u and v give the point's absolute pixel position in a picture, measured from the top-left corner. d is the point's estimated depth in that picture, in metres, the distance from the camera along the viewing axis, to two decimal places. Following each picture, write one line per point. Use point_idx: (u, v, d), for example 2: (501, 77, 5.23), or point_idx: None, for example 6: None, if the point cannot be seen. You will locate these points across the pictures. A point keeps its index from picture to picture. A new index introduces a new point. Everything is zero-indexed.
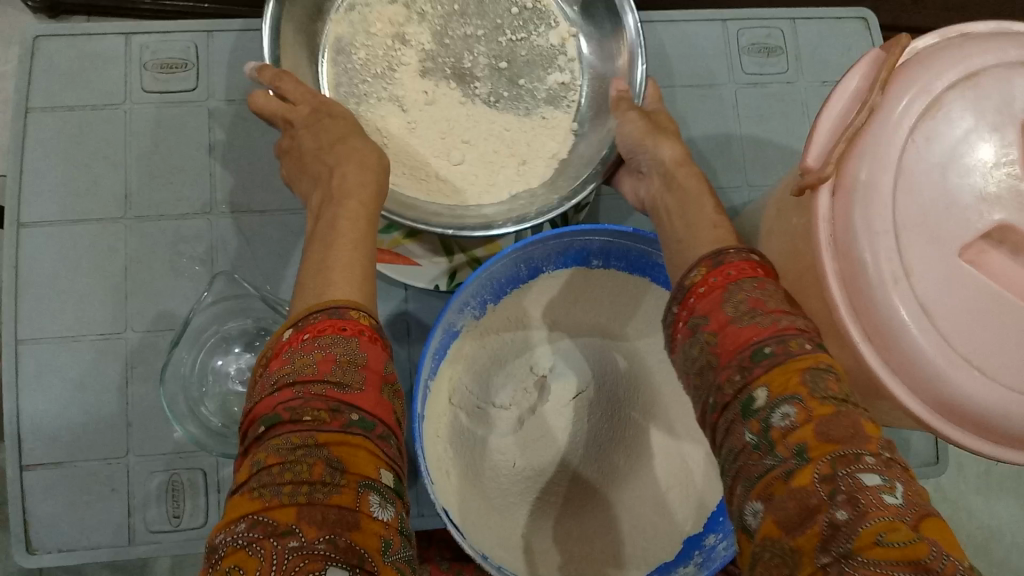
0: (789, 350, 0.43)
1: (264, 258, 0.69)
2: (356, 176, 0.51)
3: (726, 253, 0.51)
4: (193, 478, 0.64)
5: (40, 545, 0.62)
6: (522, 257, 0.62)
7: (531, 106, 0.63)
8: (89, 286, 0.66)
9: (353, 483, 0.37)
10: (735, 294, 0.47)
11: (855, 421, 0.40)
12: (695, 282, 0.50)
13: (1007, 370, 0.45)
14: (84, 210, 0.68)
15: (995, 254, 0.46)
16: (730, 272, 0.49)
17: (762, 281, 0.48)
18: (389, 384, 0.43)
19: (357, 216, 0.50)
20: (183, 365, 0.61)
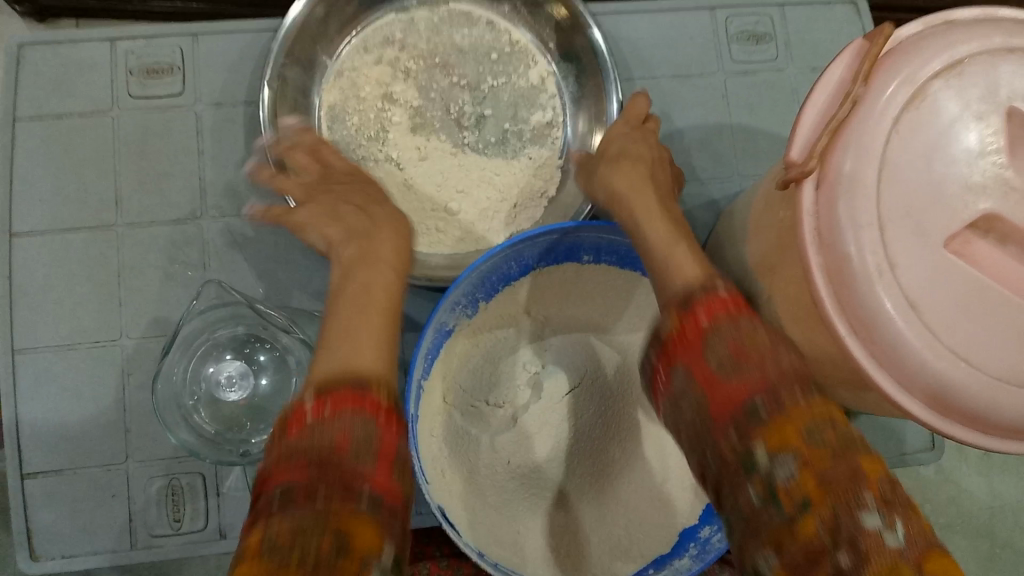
0: (781, 399, 0.43)
1: (255, 262, 0.68)
2: (393, 244, 0.59)
3: (693, 295, 0.50)
4: (192, 482, 0.64)
5: (43, 552, 0.63)
6: (513, 255, 0.62)
7: (518, 147, 0.72)
8: (82, 294, 0.67)
9: (362, 558, 0.36)
10: (716, 343, 0.46)
11: (853, 468, 0.39)
12: (671, 333, 0.49)
13: (991, 358, 0.45)
14: (75, 219, 0.68)
15: (981, 244, 0.47)
16: (704, 320, 0.48)
17: (742, 323, 0.47)
18: (400, 463, 0.43)
19: (388, 284, 0.56)
20: (176, 379, 0.62)
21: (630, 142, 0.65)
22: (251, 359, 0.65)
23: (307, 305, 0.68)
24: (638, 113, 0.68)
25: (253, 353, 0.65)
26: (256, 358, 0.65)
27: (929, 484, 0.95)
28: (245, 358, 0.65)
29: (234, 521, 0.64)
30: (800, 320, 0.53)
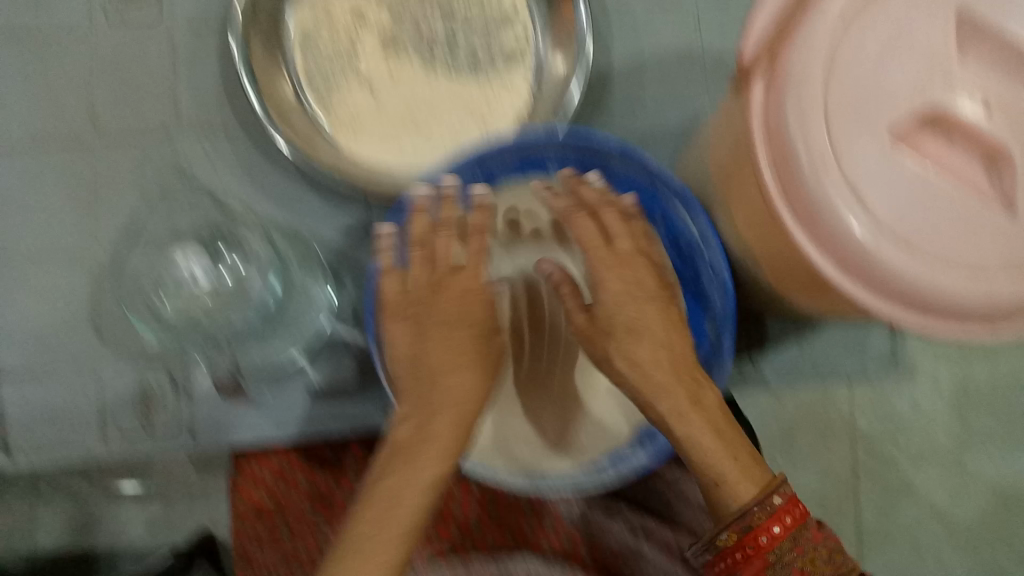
0: None
1: (226, 174, 0.69)
2: (444, 425, 0.58)
3: (750, 509, 0.51)
4: (162, 383, 0.67)
5: (17, 448, 0.66)
6: (476, 161, 0.63)
7: (492, 70, 0.69)
8: (57, 203, 0.69)
9: None
10: (780, 567, 0.50)
11: None
12: (727, 543, 0.52)
13: (933, 242, 0.46)
14: (48, 131, 0.69)
15: (931, 139, 0.47)
16: (765, 539, 0.51)
17: (798, 540, 0.51)
18: None
19: (428, 482, 0.56)
20: (144, 266, 0.68)
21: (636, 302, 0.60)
22: (212, 250, 0.68)
23: (278, 218, 0.69)
24: (619, 236, 0.62)
25: (213, 245, 0.68)
26: (217, 250, 0.68)
27: (914, 427, 0.96)
28: (206, 250, 0.68)
29: (202, 417, 0.67)
30: (753, 215, 0.55)
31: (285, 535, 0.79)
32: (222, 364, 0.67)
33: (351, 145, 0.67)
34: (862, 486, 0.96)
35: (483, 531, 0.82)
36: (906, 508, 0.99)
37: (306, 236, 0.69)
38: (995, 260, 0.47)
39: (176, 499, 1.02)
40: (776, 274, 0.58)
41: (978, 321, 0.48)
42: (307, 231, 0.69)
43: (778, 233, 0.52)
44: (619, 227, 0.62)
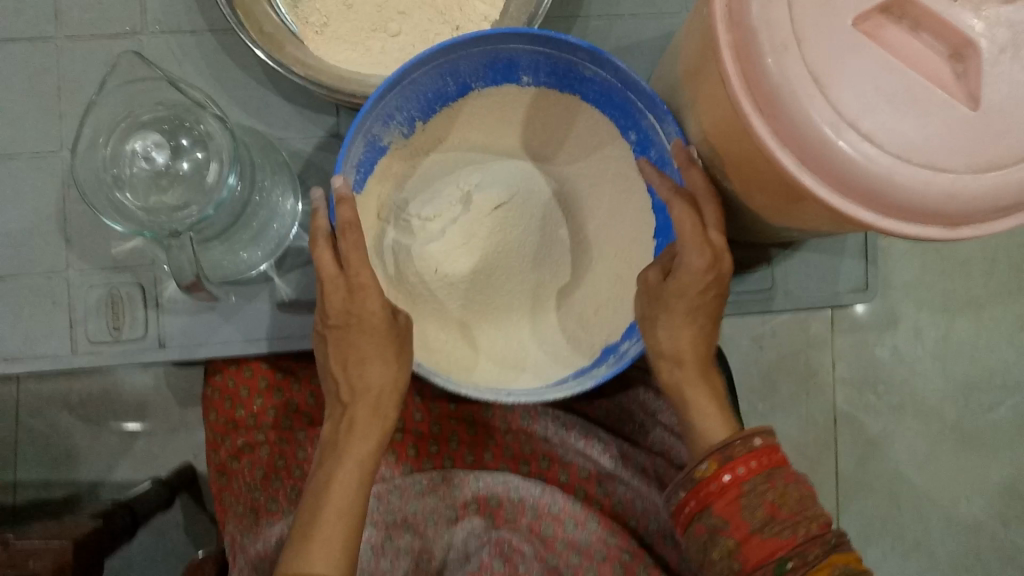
0: (809, 561, 0.51)
1: (195, 75, 0.74)
2: (366, 436, 0.60)
3: (733, 443, 0.56)
4: (131, 293, 0.73)
5: None
6: (447, 68, 0.63)
7: None
8: (26, 106, 0.73)
9: None
10: (753, 497, 0.54)
11: None
12: (705, 475, 0.56)
13: (896, 136, 0.45)
14: (15, 30, 0.73)
15: (894, 29, 0.46)
16: (741, 469, 0.55)
17: (773, 477, 0.54)
18: None
19: (351, 479, 0.59)
20: (97, 153, 0.64)
21: (715, 288, 0.60)
22: (174, 140, 0.64)
23: (249, 123, 0.74)
24: (712, 226, 0.59)
25: (176, 134, 0.65)
26: (179, 140, 0.64)
27: (884, 364, 1.04)
28: (166, 133, 0.64)
29: (169, 331, 0.73)
30: (717, 116, 0.55)
31: (264, 448, 0.75)
32: (187, 266, 0.61)
33: (319, 44, 0.70)
34: (840, 434, 1.04)
35: (462, 449, 0.80)
36: (875, 446, 1.04)
37: (274, 141, 0.74)
38: (960, 160, 0.45)
39: (159, 434, 1.02)
40: (742, 183, 0.58)
41: (938, 223, 0.48)
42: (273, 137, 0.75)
43: (743, 130, 0.52)
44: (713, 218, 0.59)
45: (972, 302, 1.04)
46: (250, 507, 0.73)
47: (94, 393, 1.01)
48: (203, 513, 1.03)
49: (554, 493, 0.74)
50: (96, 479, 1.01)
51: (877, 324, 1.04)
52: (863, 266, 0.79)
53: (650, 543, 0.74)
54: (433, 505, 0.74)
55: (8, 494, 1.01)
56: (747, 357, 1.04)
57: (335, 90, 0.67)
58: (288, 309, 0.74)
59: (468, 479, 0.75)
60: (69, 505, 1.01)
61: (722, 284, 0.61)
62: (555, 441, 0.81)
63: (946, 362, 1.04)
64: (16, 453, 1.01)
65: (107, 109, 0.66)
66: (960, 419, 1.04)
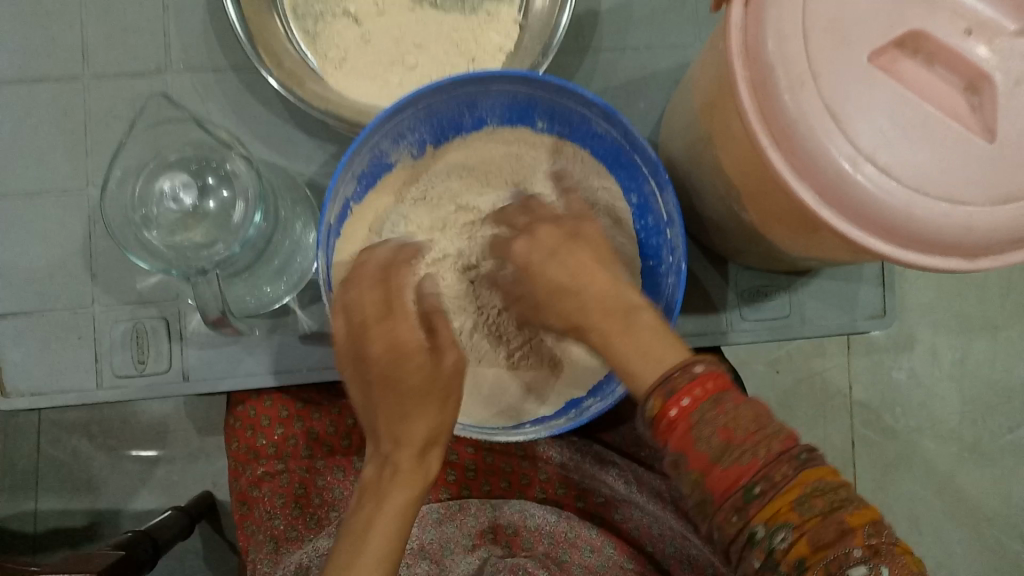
0: (774, 478, 0.43)
1: (216, 112, 0.75)
2: (406, 480, 0.56)
3: (674, 374, 0.48)
4: (155, 326, 0.74)
5: (13, 389, 0.73)
6: (467, 100, 0.65)
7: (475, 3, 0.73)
8: (53, 143, 0.75)
9: (790, 556, 0.41)
10: (704, 423, 0.45)
11: (842, 520, 0.41)
12: (654, 415, 0.48)
13: (914, 169, 0.45)
14: (43, 71, 0.75)
15: (908, 63, 0.47)
16: (694, 395, 0.46)
17: (726, 399, 0.46)
18: (704, 494, 0.45)
19: (390, 529, 0.55)
20: (125, 191, 0.65)
21: (546, 256, 0.58)
22: (201, 179, 0.66)
23: (269, 158, 0.76)
24: (542, 238, 0.59)
25: (202, 173, 0.66)
26: (205, 179, 0.66)
27: (902, 387, 1.04)
28: (193, 173, 0.66)
29: (194, 364, 0.74)
30: (735, 151, 0.55)
31: (284, 476, 0.76)
32: (212, 301, 0.62)
33: (336, 79, 0.71)
34: (858, 457, 1.03)
35: (479, 478, 0.80)
36: (894, 469, 1.04)
37: (295, 176, 0.76)
38: (978, 192, 0.45)
39: (177, 462, 1.02)
40: (760, 213, 0.58)
41: (958, 254, 0.47)
42: (294, 172, 0.76)
43: (761, 163, 0.52)
44: (546, 233, 0.59)
45: (989, 322, 1.03)
46: (270, 537, 0.74)
47: (114, 421, 1.02)
48: (222, 540, 1.03)
49: (571, 519, 0.75)
50: (115, 509, 1.02)
51: (893, 346, 1.04)
52: (879, 292, 0.79)
53: (668, 568, 0.73)
54: (451, 534, 0.75)
55: (29, 523, 1.02)
56: (765, 380, 1.04)
57: (354, 126, 0.69)
58: (310, 341, 0.75)
59: (486, 507, 0.77)
60: (90, 533, 1.01)
61: (561, 239, 0.58)
62: (571, 467, 0.81)
63: (964, 383, 1.03)
64: (37, 482, 1.02)
65: (134, 151, 0.67)
66: (979, 440, 1.03)
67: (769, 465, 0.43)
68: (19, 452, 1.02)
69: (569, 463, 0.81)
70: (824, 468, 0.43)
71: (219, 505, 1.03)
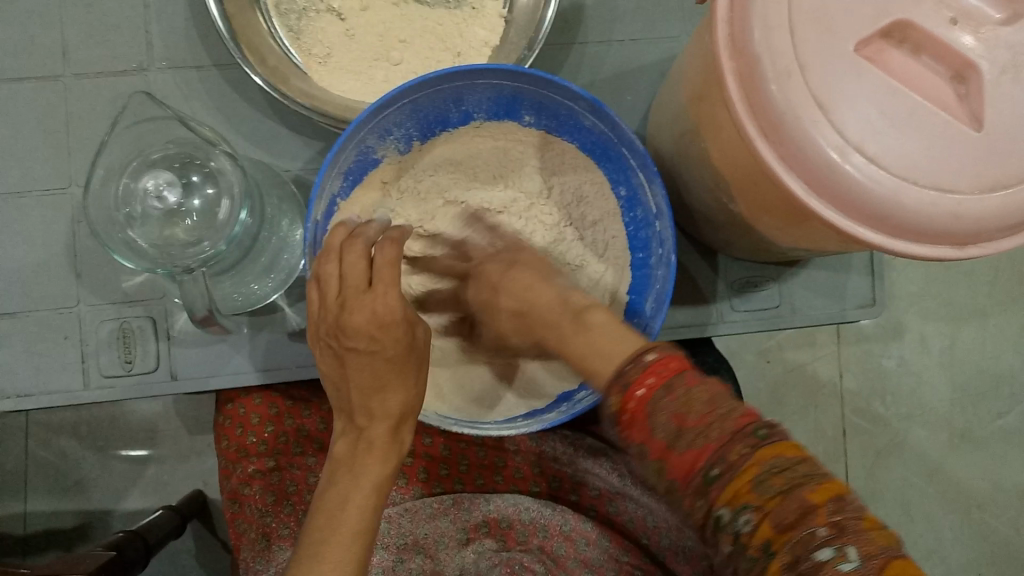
0: (733, 461, 0.42)
1: (200, 109, 0.75)
2: (382, 453, 0.57)
3: (626, 369, 0.47)
4: (142, 326, 0.74)
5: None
6: (453, 95, 0.64)
7: None
8: (35, 143, 0.75)
9: (756, 538, 0.40)
10: (660, 410, 0.45)
11: (803, 498, 0.40)
12: (613, 407, 0.47)
13: (902, 158, 0.45)
14: (23, 70, 0.75)
15: (895, 53, 0.47)
16: (647, 384, 0.46)
17: (680, 384, 0.45)
18: (667, 481, 0.45)
19: (364, 504, 0.56)
20: (109, 190, 0.64)
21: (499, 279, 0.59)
22: (185, 177, 0.65)
23: (255, 155, 0.75)
24: (493, 267, 0.61)
25: (186, 171, 0.66)
26: (190, 177, 0.65)
27: (891, 375, 1.04)
28: (177, 172, 0.65)
29: (182, 364, 0.73)
30: (723, 143, 0.55)
31: (275, 474, 0.76)
32: (199, 300, 0.62)
33: (320, 75, 0.71)
34: (849, 446, 1.04)
35: (472, 472, 0.80)
36: (885, 457, 1.04)
37: (282, 172, 0.75)
38: (966, 181, 0.45)
39: (167, 462, 1.02)
40: (749, 204, 0.58)
41: (947, 242, 0.47)
42: (280, 168, 0.75)
43: (748, 154, 0.52)
44: (490, 267, 0.62)
45: (977, 310, 1.04)
46: (262, 534, 0.74)
47: (102, 422, 1.01)
48: (214, 539, 1.03)
49: (565, 513, 0.74)
50: (105, 510, 1.01)
51: (882, 335, 1.04)
52: (868, 281, 0.79)
53: (662, 559, 0.74)
54: (445, 529, 0.75)
55: (18, 526, 1.01)
56: (754, 371, 1.04)
57: (340, 121, 0.68)
58: (299, 338, 0.74)
59: (478, 501, 0.76)
60: (80, 535, 1.01)
61: (503, 270, 0.60)
62: (564, 460, 0.80)
63: (953, 371, 1.04)
64: (25, 484, 1.01)
65: (117, 150, 0.66)
66: (969, 427, 1.04)
67: (726, 447, 0.43)
68: (7, 454, 1.01)
69: (562, 456, 0.80)
70: (783, 444, 0.42)
71: (211, 503, 1.02)
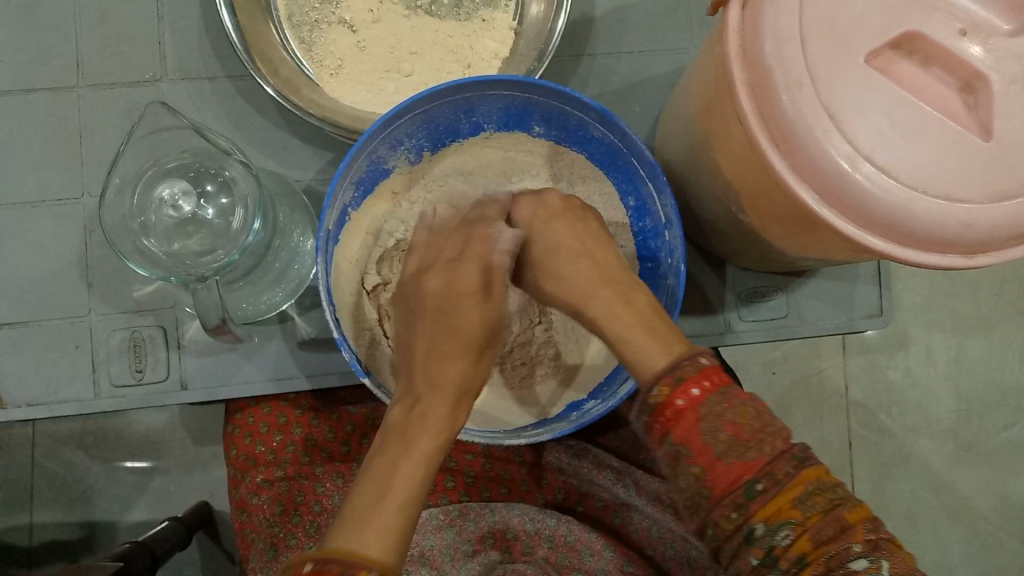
0: (778, 477, 0.44)
1: (212, 119, 0.75)
2: (443, 413, 0.53)
3: (682, 364, 0.48)
4: (153, 335, 0.74)
5: (11, 401, 0.73)
6: (465, 105, 0.65)
7: (470, 10, 0.73)
8: (47, 152, 0.75)
9: (794, 551, 0.42)
10: (712, 418, 0.46)
11: (842, 517, 0.43)
12: (658, 402, 0.48)
13: (914, 169, 0.45)
14: (36, 81, 0.75)
15: (905, 64, 0.47)
16: (701, 387, 0.47)
17: (731, 394, 0.47)
18: (703, 490, 0.46)
19: (419, 460, 0.50)
20: (124, 202, 0.65)
21: (536, 229, 0.61)
22: (199, 187, 0.66)
23: (267, 165, 0.75)
24: (552, 202, 0.62)
25: (200, 181, 0.66)
26: (204, 187, 0.66)
27: (897, 387, 1.04)
28: (192, 180, 0.66)
29: (192, 373, 0.74)
30: (733, 152, 0.55)
31: (283, 484, 0.76)
32: (212, 308, 0.63)
33: (332, 86, 0.71)
34: (856, 457, 1.04)
35: (477, 484, 0.79)
36: (891, 470, 1.04)
37: (293, 183, 0.75)
38: (975, 191, 0.46)
39: (174, 473, 1.02)
40: (757, 214, 0.58)
41: (956, 252, 0.48)
42: (291, 179, 0.76)
43: (759, 164, 0.52)
44: (552, 199, 0.62)
45: (982, 322, 1.04)
46: (269, 544, 0.73)
47: (109, 432, 1.01)
48: (219, 550, 1.03)
49: (569, 523, 0.74)
50: (111, 520, 1.01)
51: (887, 347, 1.04)
52: (875, 292, 0.79)
53: (668, 570, 0.74)
54: (451, 540, 0.75)
55: (24, 537, 1.01)
56: (761, 382, 1.04)
57: (352, 132, 0.68)
58: (308, 348, 0.75)
59: (484, 512, 0.76)
60: (86, 546, 1.00)
61: (558, 213, 0.61)
62: (570, 471, 0.80)
63: (959, 382, 1.04)
64: (32, 495, 1.01)
65: (133, 159, 0.67)
66: (975, 439, 1.04)
67: (769, 465, 0.45)
68: (14, 464, 1.01)
69: (568, 467, 0.80)
70: (819, 468, 0.45)
71: (217, 514, 1.02)
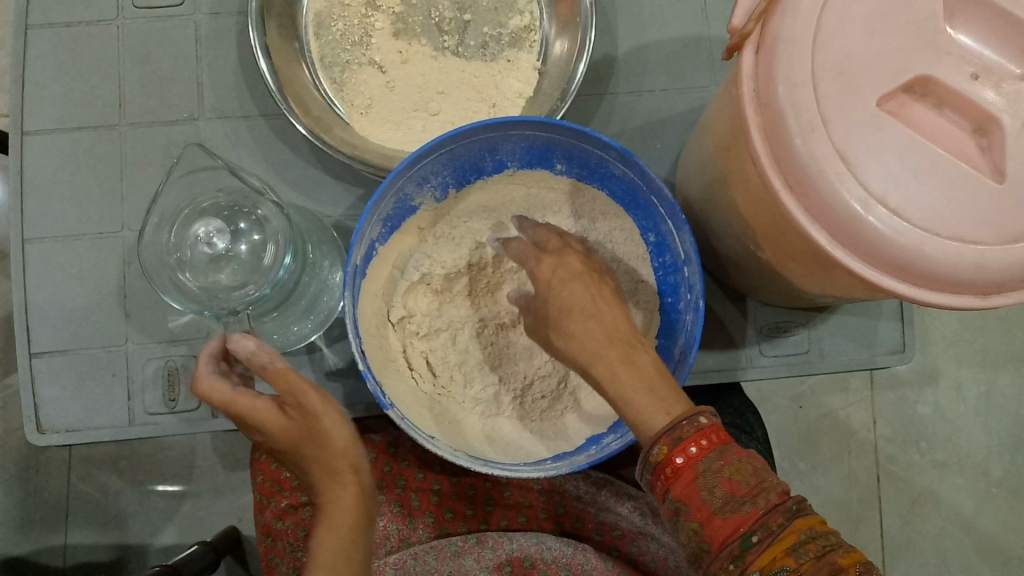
0: (771, 528, 0.45)
1: (247, 158, 0.78)
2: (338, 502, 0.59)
3: (681, 423, 0.48)
4: (186, 364, 0.77)
5: (49, 426, 0.76)
6: (489, 145, 0.67)
7: (496, 51, 0.76)
8: (89, 187, 0.78)
9: None
10: (708, 476, 0.47)
11: (835, 561, 0.43)
12: (659, 459, 0.48)
13: (926, 211, 0.46)
14: (82, 119, 0.79)
15: (918, 107, 0.48)
16: (699, 445, 0.48)
17: (730, 452, 0.48)
18: (703, 544, 0.47)
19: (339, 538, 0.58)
20: (161, 238, 0.67)
21: (551, 290, 0.57)
22: (233, 225, 0.69)
23: (297, 200, 0.78)
24: (572, 262, 0.59)
25: (233, 219, 0.69)
26: (237, 225, 0.69)
27: (926, 422, 1.03)
28: (225, 220, 0.69)
29: None
30: (749, 191, 0.56)
31: (307, 510, 0.77)
32: None
33: (361, 125, 0.74)
34: (884, 493, 1.02)
35: (496, 512, 0.81)
36: (921, 507, 1.02)
37: (323, 218, 0.78)
38: (990, 232, 0.46)
39: (204, 497, 1.04)
40: (776, 253, 0.59)
41: (970, 292, 0.48)
42: (321, 214, 0.78)
43: (774, 204, 0.53)
44: (573, 259, 0.59)
45: (1013, 357, 1.03)
46: (293, 567, 0.73)
47: (141, 457, 1.04)
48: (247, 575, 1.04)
49: (586, 551, 0.75)
50: (143, 542, 1.03)
51: (916, 381, 1.04)
52: (900, 328, 0.79)
53: None
54: (469, 566, 0.74)
55: (59, 558, 1.03)
56: (786, 417, 1.04)
57: (382, 170, 0.70)
58: (335, 377, 0.76)
59: (503, 539, 0.76)
60: (119, 568, 1.03)
61: (571, 272, 0.58)
62: (587, 500, 0.82)
63: (989, 418, 1.03)
64: (67, 517, 1.03)
65: (169, 197, 0.69)
66: (1007, 476, 1.02)
67: (764, 518, 0.46)
68: (50, 487, 1.04)
69: (585, 496, 0.82)
70: (816, 519, 0.46)
71: (245, 540, 1.04)
